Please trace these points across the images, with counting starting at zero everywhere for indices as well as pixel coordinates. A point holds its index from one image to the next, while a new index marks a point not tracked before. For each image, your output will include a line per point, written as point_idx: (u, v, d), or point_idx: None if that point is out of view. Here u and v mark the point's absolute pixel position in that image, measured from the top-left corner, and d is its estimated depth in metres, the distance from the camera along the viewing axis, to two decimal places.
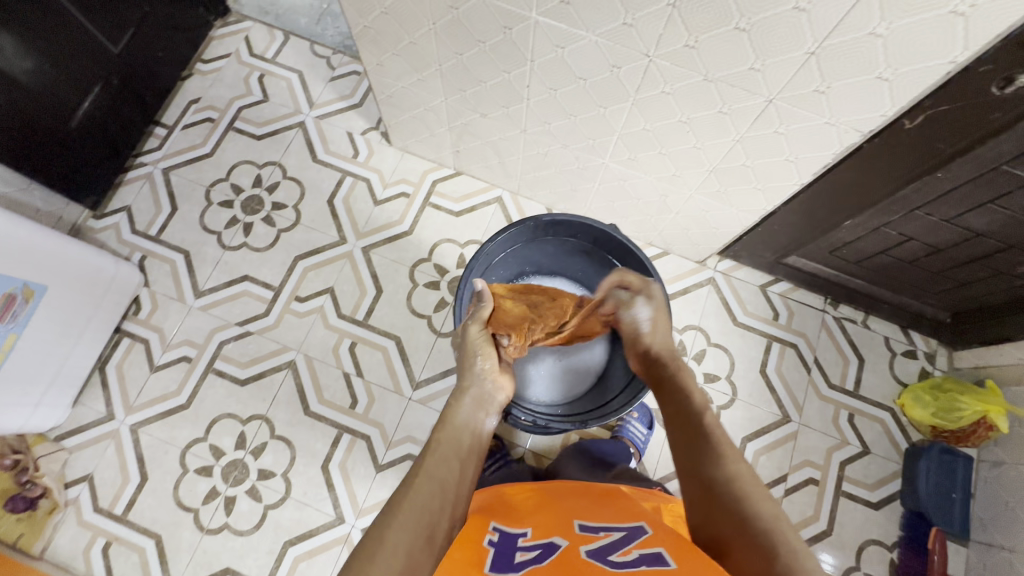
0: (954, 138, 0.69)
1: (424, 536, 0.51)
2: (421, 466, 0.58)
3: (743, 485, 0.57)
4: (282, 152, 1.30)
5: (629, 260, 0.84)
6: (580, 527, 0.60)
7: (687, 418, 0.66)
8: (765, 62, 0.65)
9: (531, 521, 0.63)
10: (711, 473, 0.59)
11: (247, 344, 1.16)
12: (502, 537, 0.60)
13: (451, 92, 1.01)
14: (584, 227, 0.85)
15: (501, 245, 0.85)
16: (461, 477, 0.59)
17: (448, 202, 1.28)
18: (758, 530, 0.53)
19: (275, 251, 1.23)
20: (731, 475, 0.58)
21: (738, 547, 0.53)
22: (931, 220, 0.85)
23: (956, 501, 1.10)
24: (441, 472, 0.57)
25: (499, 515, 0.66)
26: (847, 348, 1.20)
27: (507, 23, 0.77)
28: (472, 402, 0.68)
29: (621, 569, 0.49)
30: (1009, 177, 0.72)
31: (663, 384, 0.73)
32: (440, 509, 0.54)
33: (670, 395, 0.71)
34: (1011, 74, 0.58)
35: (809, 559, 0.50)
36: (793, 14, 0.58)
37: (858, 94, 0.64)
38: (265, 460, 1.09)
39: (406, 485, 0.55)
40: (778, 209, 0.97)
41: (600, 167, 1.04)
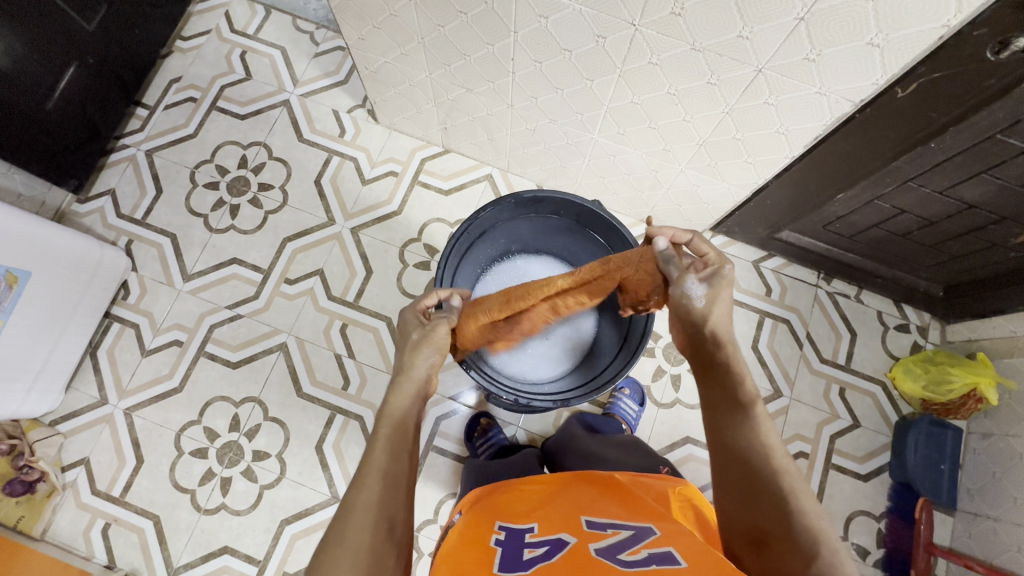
0: (946, 108, 0.67)
1: (384, 531, 0.50)
2: (368, 460, 0.55)
3: (790, 481, 0.56)
4: (267, 132, 1.28)
5: (616, 236, 0.83)
6: (587, 521, 0.60)
7: (736, 404, 0.61)
8: (753, 30, 0.63)
9: (537, 519, 0.63)
10: (759, 465, 0.57)
11: (237, 327, 1.16)
12: (509, 537, 0.60)
13: (437, 66, 0.98)
14: (566, 203, 0.84)
15: (479, 227, 0.84)
16: (409, 460, 0.57)
17: (436, 180, 1.26)
18: (803, 528, 0.53)
19: (262, 233, 1.21)
20: (778, 468, 0.56)
21: (780, 540, 0.52)
22: (924, 191, 0.83)
23: (945, 473, 1.11)
24: (388, 462, 0.55)
25: (506, 513, 0.66)
26: (840, 322, 1.20)
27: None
28: (411, 385, 0.64)
29: (632, 568, 0.48)
30: (1004, 146, 0.70)
31: (713, 366, 0.65)
32: (394, 499, 0.52)
33: (711, 377, 0.65)
34: (1007, 38, 0.56)
35: (846, 564, 0.51)
36: None
37: (849, 61, 0.62)
38: (259, 442, 1.10)
39: (353, 486, 0.53)
40: (769, 182, 0.95)
41: (588, 141, 1.02)
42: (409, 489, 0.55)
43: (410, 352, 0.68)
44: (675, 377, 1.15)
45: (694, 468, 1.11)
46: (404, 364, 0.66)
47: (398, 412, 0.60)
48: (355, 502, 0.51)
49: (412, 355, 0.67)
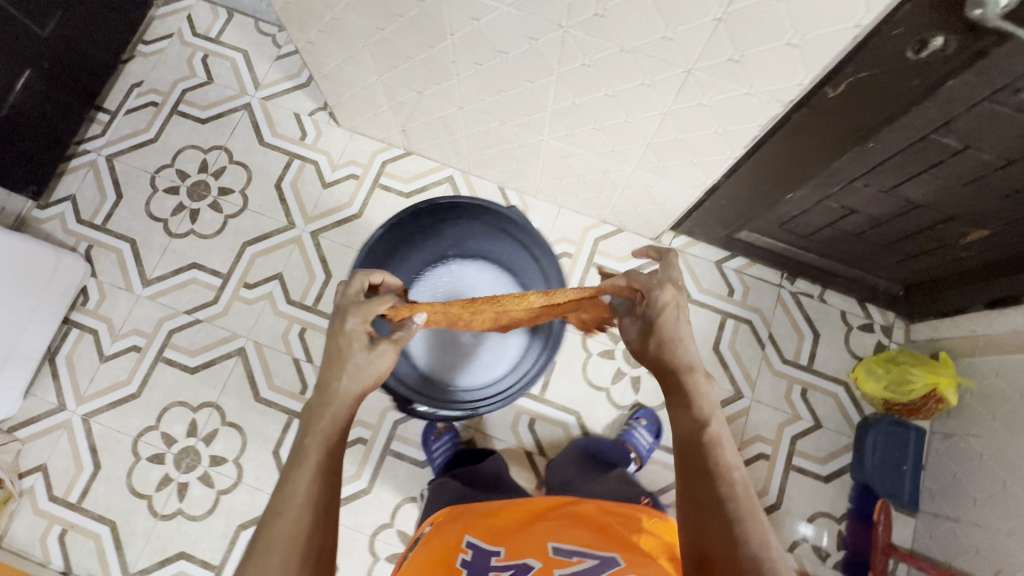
0: (878, 109, 0.66)
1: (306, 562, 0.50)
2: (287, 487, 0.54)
3: (742, 514, 0.50)
4: (227, 136, 1.27)
5: (535, 235, 0.84)
6: (554, 548, 0.59)
7: (687, 422, 0.58)
8: (676, 30, 0.62)
9: (506, 541, 0.63)
10: (708, 490, 0.53)
11: (196, 333, 1.16)
12: (475, 556, 0.61)
13: (388, 69, 0.97)
14: (484, 210, 0.85)
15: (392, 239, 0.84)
16: (335, 485, 0.56)
17: (397, 183, 1.25)
18: (747, 553, 0.48)
19: (222, 237, 1.21)
20: (723, 497, 0.52)
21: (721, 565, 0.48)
22: (870, 191, 0.82)
23: (906, 474, 1.11)
24: (312, 491, 0.54)
25: (476, 533, 0.66)
26: (802, 322, 1.19)
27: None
28: (333, 409, 0.60)
29: None
30: (940, 146, 0.68)
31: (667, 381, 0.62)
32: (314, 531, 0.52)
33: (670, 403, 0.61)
34: (925, 37, 0.55)
35: None
36: None
37: (772, 62, 0.61)
38: (217, 447, 1.10)
39: (269, 520, 0.52)
40: (720, 182, 0.94)
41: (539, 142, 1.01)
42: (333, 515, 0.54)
43: (329, 368, 0.63)
44: (635, 379, 1.14)
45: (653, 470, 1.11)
46: (327, 382, 0.62)
47: (327, 429, 0.58)
48: (271, 536, 0.51)
49: (336, 374, 0.62)
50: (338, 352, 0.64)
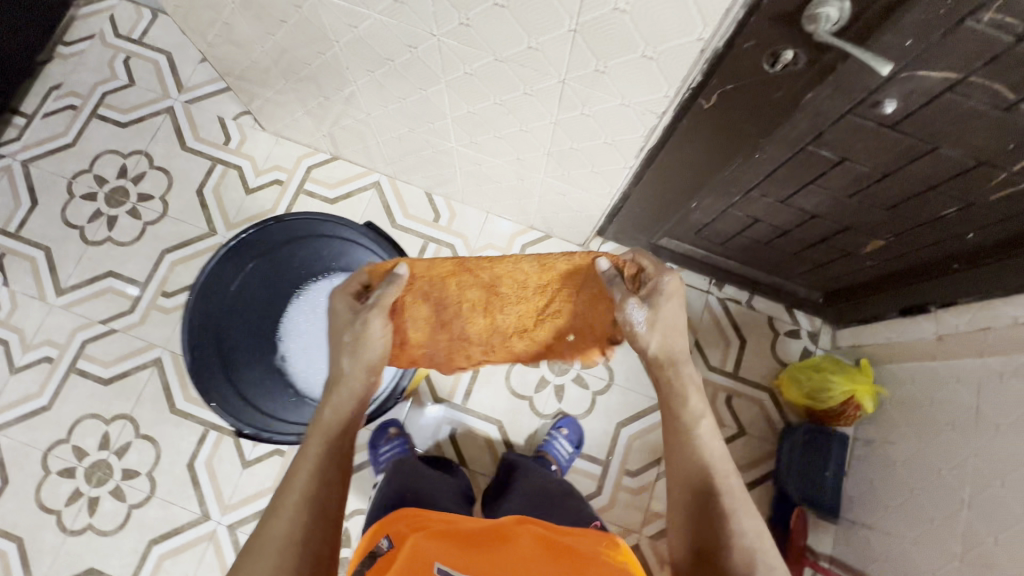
0: (753, 121, 0.65)
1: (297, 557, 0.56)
2: (286, 484, 0.60)
3: (731, 500, 0.65)
4: (148, 140, 1.24)
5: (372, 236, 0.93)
6: None
7: (682, 422, 0.69)
8: (539, 41, 0.60)
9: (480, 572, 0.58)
10: (705, 487, 0.66)
11: (110, 343, 1.13)
12: None
13: (295, 74, 0.95)
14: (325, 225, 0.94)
15: (226, 272, 0.92)
16: (335, 478, 0.62)
17: (323, 188, 1.23)
18: (740, 544, 0.62)
19: (140, 244, 1.18)
20: (719, 488, 0.65)
21: (722, 554, 0.62)
22: (767, 201, 0.82)
23: (828, 480, 1.10)
24: (307, 485, 0.60)
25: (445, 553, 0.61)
26: (729, 329, 1.19)
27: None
28: (348, 393, 0.68)
29: None
30: (818, 157, 0.68)
31: (661, 387, 0.72)
32: (309, 522, 0.58)
33: (667, 394, 0.71)
34: (776, 50, 0.53)
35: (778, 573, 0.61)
36: None
37: (635, 73, 0.59)
38: (129, 460, 1.08)
39: (273, 511, 0.58)
40: (629, 190, 0.93)
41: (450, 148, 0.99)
42: (329, 508, 0.59)
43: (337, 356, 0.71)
44: (559, 387, 1.14)
45: (575, 479, 1.10)
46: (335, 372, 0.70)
47: (327, 426, 0.66)
48: (267, 533, 0.57)
49: (339, 357, 0.70)
50: (336, 330, 0.73)
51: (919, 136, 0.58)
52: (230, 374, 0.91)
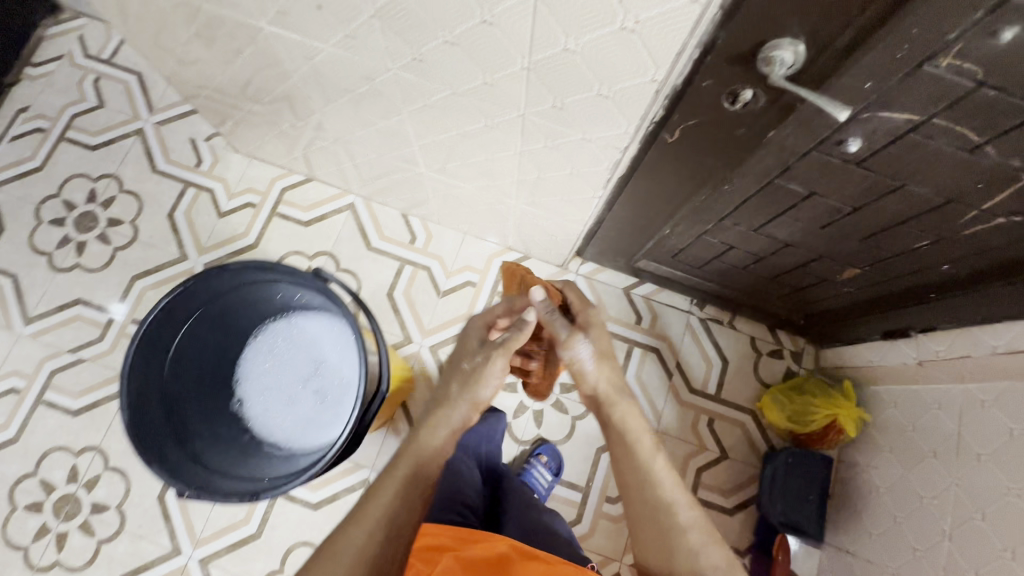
0: (718, 155, 0.63)
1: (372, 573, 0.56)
2: (367, 499, 0.61)
3: (695, 534, 0.63)
4: (118, 164, 1.22)
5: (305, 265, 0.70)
6: None
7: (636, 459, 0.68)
8: (494, 78, 0.58)
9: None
10: (667, 524, 0.64)
11: (79, 373, 1.11)
12: None
13: (262, 99, 0.93)
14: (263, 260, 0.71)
15: (167, 326, 0.73)
16: (416, 505, 0.61)
17: (297, 211, 1.21)
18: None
19: (110, 271, 1.16)
20: (680, 523, 0.63)
21: None
22: (740, 230, 0.80)
23: (813, 503, 1.08)
24: (388, 507, 0.59)
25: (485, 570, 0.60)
26: (711, 350, 1.17)
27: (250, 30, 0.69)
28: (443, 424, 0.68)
29: None
30: (787, 191, 0.66)
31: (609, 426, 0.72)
32: (383, 540, 0.58)
33: (615, 435, 0.71)
34: (735, 88, 0.51)
35: None
36: (486, 29, 0.51)
37: (593, 110, 0.57)
38: (98, 493, 1.05)
39: (349, 521, 0.59)
40: (603, 215, 0.91)
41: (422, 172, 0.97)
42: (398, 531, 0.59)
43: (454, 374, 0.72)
44: (538, 412, 1.11)
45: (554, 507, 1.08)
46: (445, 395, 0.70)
47: (419, 451, 0.65)
48: (343, 542, 0.57)
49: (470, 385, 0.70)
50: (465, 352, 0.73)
51: (886, 174, 0.56)
52: (188, 450, 0.73)
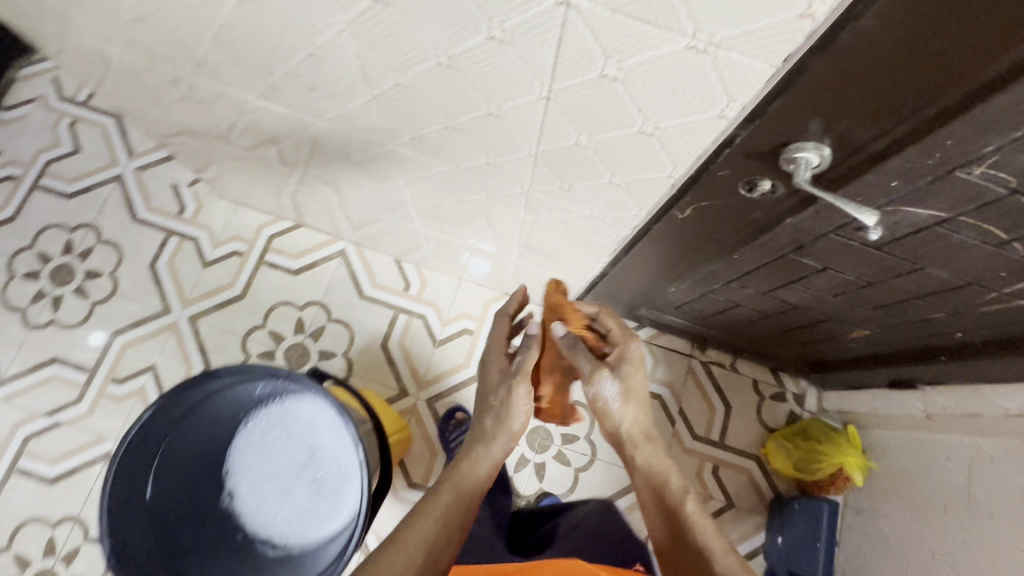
0: (730, 232, 0.61)
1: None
2: (404, 526, 0.57)
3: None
4: (96, 213, 1.17)
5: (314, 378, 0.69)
6: None
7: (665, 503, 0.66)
8: (498, 159, 0.56)
9: None
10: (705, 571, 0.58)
11: (56, 437, 1.05)
12: None
13: (255, 149, 0.89)
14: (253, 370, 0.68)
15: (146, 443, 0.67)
16: (455, 537, 0.59)
17: (285, 259, 1.17)
18: None
19: (88, 327, 1.11)
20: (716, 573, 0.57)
21: None
22: (748, 291, 0.78)
23: (820, 550, 1.04)
24: (430, 534, 0.57)
25: None
26: (713, 395, 1.15)
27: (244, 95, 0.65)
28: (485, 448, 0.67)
29: None
30: (799, 263, 0.64)
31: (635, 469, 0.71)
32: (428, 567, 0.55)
33: (642, 478, 0.69)
34: (752, 178, 0.49)
35: None
36: (492, 119, 0.48)
37: (603, 194, 0.55)
38: (78, 567, 0.99)
39: (384, 547, 0.55)
40: (607, 271, 0.89)
41: (421, 221, 0.94)
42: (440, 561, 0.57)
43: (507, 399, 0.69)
44: (540, 465, 1.08)
45: None
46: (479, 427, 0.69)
47: (460, 479, 0.64)
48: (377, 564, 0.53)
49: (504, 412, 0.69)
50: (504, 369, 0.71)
51: (908, 257, 0.54)
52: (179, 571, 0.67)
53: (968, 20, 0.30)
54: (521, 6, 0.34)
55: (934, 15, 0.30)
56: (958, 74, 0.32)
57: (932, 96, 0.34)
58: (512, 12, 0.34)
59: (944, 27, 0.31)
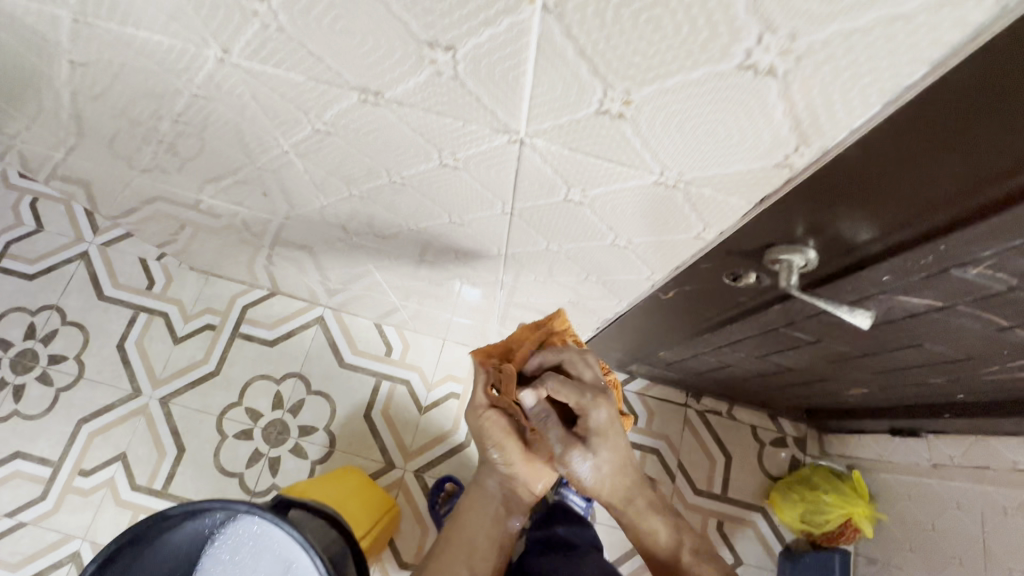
0: (716, 312, 0.58)
1: None
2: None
3: None
4: (60, 293, 1.12)
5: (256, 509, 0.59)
6: None
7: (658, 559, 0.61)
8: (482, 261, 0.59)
9: None
10: None
11: (19, 540, 0.98)
12: None
13: (227, 222, 0.85)
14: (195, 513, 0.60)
15: None
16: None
17: (261, 329, 1.12)
18: None
19: (52, 416, 1.05)
20: None
21: None
22: (739, 355, 0.75)
23: None
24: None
25: None
26: (712, 445, 1.11)
27: (209, 182, 0.62)
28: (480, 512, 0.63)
29: None
30: (791, 336, 0.61)
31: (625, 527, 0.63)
32: None
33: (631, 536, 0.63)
34: (737, 271, 0.45)
35: None
36: (458, 226, 0.47)
37: (582, 288, 0.62)
38: None
39: None
40: (593, 336, 0.86)
41: (402, 284, 0.91)
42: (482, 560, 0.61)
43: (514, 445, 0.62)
44: None
45: None
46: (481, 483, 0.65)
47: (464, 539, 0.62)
48: None
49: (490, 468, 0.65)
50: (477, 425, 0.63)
51: (911, 336, 0.51)
52: None
53: (969, 154, 0.28)
54: (472, 141, 0.32)
55: (928, 147, 0.28)
56: (940, 208, 0.31)
57: (927, 214, 0.32)
58: (465, 146, 0.32)
59: (946, 158, 0.28)
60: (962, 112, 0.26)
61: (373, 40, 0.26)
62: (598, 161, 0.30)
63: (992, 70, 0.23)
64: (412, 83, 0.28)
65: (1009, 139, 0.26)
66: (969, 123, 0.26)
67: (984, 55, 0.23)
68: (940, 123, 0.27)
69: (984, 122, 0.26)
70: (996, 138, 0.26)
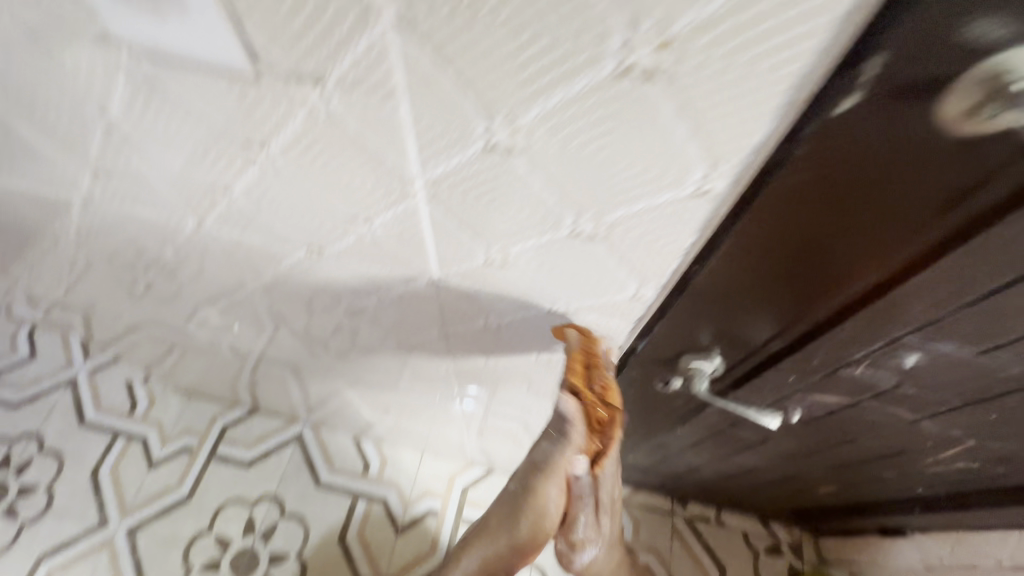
0: (663, 415, 0.61)
1: None
2: None
3: None
4: (41, 420, 1.12)
5: None
6: None
7: None
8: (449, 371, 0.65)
9: None
10: None
11: None
12: None
13: (214, 344, 0.91)
14: None
15: None
16: None
17: (239, 449, 1.12)
18: None
19: (9, 554, 0.99)
20: None
21: None
22: (704, 457, 0.76)
23: None
24: None
25: None
26: (704, 557, 1.06)
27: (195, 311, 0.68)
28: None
29: None
30: (740, 437, 0.63)
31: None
32: None
33: None
34: (666, 376, 0.51)
35: None
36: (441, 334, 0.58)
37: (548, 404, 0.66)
38: None
39: None
40: None
41: (378, 398, 0.94)
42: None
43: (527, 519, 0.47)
44: None
45: None
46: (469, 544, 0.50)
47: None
48: None
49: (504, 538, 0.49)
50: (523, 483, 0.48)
51: (842, 432, 0.54)
52: None
53: (899, 228, 0.29)
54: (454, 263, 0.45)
55: (848, 215, 0.30)
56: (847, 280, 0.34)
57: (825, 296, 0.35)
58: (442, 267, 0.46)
59: (828, 238, 0.32)
60: (869, 181, 0.28)
61: (332, 163, 0.38)
62: (504, 233, 0.40)
63: (863, 154, 0.27)
64: (390, 216, 0.41)
65: (889, 229, 0.30)
66: (874, 195, 0.29)
67: (823, 134, 0.27)
68: (848, 195, 0.29)
69: (849, 208, 0.30)
70: (863, 224, 0.30)
